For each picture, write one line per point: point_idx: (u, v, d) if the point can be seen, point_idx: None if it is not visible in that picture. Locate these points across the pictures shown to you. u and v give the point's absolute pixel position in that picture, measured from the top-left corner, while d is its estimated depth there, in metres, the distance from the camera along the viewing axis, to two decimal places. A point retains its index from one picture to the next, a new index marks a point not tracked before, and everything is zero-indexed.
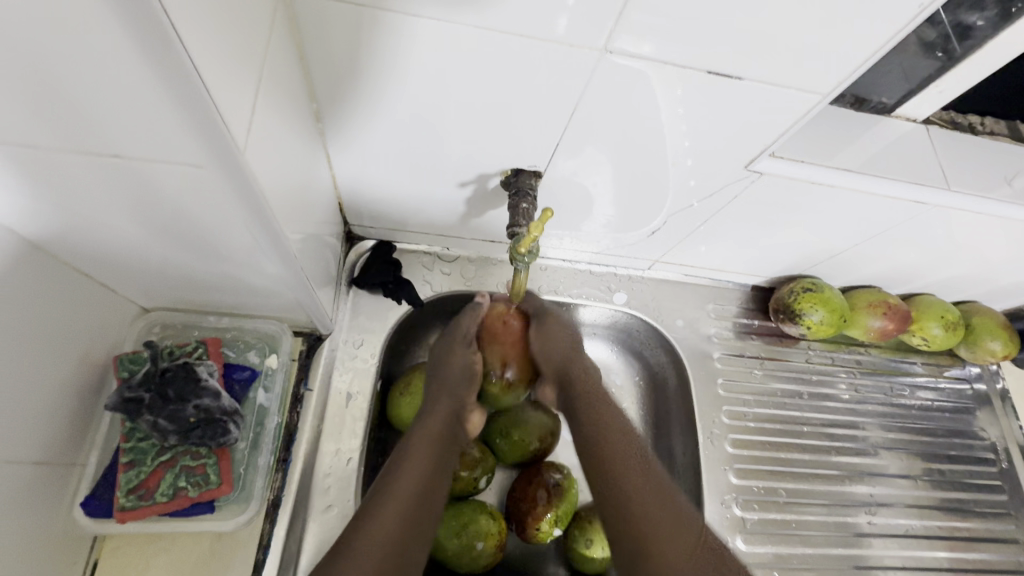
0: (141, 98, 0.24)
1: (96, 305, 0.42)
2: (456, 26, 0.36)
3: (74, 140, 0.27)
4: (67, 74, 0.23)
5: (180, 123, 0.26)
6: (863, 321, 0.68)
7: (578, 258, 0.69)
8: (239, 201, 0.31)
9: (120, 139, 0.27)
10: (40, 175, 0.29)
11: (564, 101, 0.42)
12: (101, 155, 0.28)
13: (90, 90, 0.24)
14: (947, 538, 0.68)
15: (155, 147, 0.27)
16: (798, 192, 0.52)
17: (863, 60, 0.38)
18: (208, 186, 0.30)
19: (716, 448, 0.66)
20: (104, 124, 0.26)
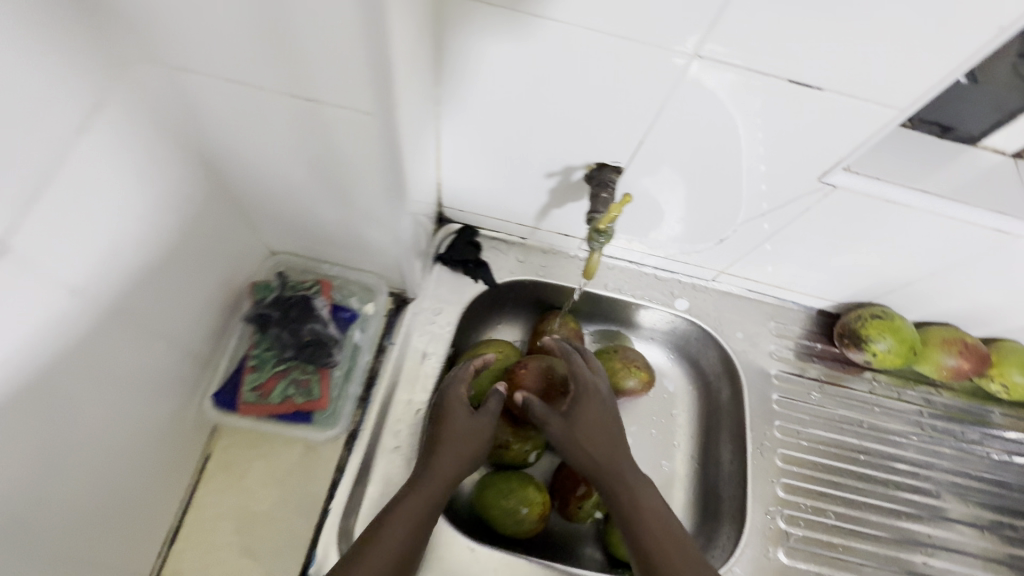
0: (340, 53, 0.32)
1: (244, 236, 0.51)
2: (570, 28, 0.43)
3: (281, 81, 0.35)
4: (292, 27, 0.31)
5: (361, 74, 0.33)
6: (935, 358, 0.67)
7: (645, 261, 0.73)
8: (383, 148, 0.38)
9: (312, 84, 0.35)
10: (248, 105, 0.38)
11: (651, 99, 0.47)
12: (294, 96, 0.36)
13: (306, 41, 0.32)
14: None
15: (335, 94, 0.35)
16: (871, 210, 0.53)
17: (950, 69, 0.40)
18: (364, 133, 0.38)
19: (766, 460, 0.66)
20: (305, 72, 0.34)
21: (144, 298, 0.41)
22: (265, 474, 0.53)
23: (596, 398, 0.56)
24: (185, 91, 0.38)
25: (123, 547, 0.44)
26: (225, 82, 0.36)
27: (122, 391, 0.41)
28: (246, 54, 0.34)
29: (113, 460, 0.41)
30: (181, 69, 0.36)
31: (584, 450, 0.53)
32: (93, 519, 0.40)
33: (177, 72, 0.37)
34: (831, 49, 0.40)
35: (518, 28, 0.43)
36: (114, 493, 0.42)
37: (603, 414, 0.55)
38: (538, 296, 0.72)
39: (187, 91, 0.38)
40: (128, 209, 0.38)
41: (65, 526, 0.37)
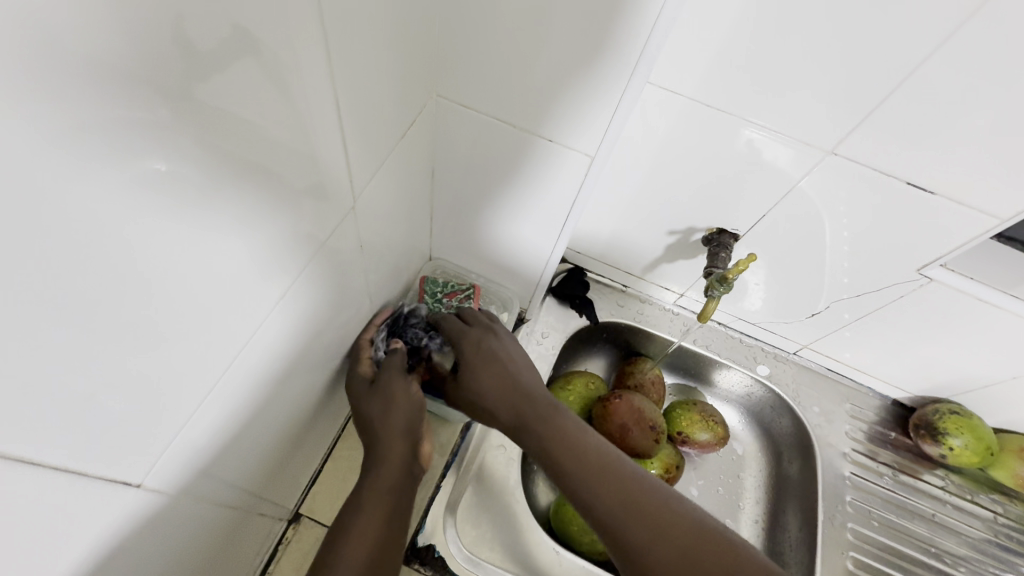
0: (593, 114, 0.44)
1: (422, 239, 0.63)
2: (726, 115, 0.52)
3: (523, 125, 0.47)
4: (554, 86, 0.43)
5: (602, 131, 0.45)
6: (1011, 465, 0.70)
7: (732, 325, 0.80)
8: (583, 178, 0.50)
9: (547, 128, 0.47)
10: (482, 139, 0.50)
11: (780, 183, 0.56)
12: (526, 136, 0.48)
13: (572, 101, 0.44)
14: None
15: (563, 138, 0.47)
16: (963, 306, 0.60)
17: None
18: (573, 167, 0.49)
19: (835, 532, 0.68)
20: (545, 120, 0.46)
21: (371, 268, 0.52)
22: None
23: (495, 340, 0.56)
24: (440, 117, 0.50)
25: (295, 468, 0.52)
26: (484, 115, 0.48)
27: (338, 334, 0.51)
28: (514, 99, 0.46)
29: (309, 397, 0.50)
30: (444, 98, 0.48)
31: (498, 398, 0.51)
32: (297, 429, 0.50)
33: (443, 102, 0.48)
34: (954, 162, 0.48)
35: (688, 112, 0.53)
36: (306, 416, 0.51)
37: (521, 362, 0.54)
38: (630, 340, 0.80)
39: (438, 115, 0.50)
40: (389, 199, 0.48)
41: (281, 431, 0.46)
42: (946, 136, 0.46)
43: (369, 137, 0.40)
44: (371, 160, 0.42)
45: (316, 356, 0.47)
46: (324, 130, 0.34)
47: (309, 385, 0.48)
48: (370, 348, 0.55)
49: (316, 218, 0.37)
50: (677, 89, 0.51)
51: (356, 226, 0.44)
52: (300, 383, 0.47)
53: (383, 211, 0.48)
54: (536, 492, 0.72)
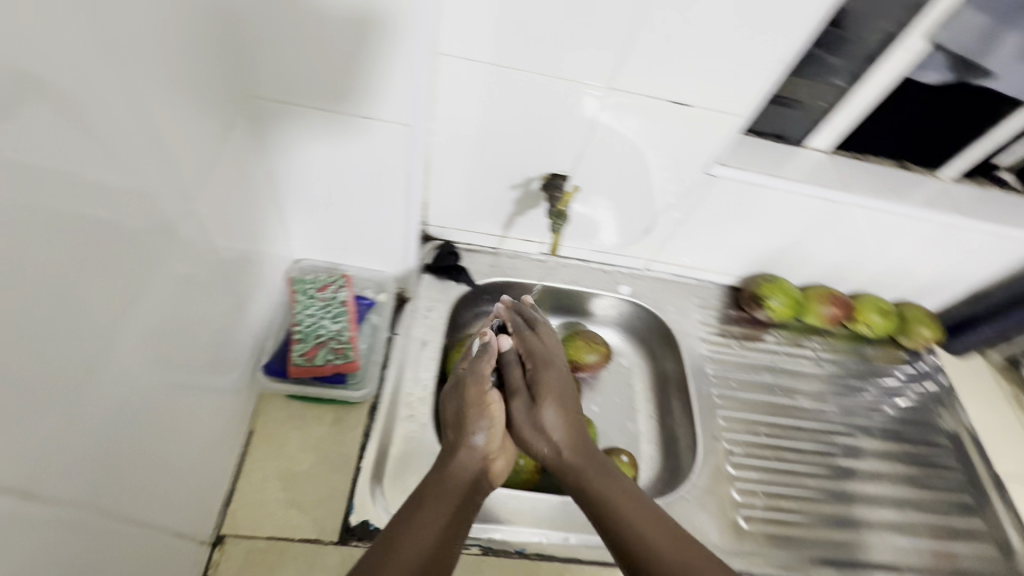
0: (398, 84, 0.49)
1: (281, 245, 0.64)
2: (520, 72, 0.60)
3: (342, 108, 0.51)
4: (356, 64, 0.48)
5: (409, 98, 0.50)
6: (816, 309, 0.88)
7: (591, 258, 0.90)
8: (411, 146, 0.55)
9: (363, 106, 0.51)
10: (308, 131, 0.54)
11: (583, 123, 0.66)
12: (347, 117, 0.52)
13: (376, 76, 0.49)
14: (921, 481, 0.81)
15: (380, 112, 0.52)
16: (745, 192, 0.75)
17: (765, 87, 0.60)
18: (399, 138, 0.54)
19: (707, 401, 0.82)
20: (359, 98, 0.50)
21: (230, 274, 0.53)
22: (302, 442, 0.62)
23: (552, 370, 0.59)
24: (262, 117, 0.52)
25: (202, 489, 0.52)
26: (302, 107, 0.51)
27: (211, 344, 0.51)
28: (324, 86, 0.50)
29: (195, 416, 0.50)
30: (261, 96, 0.51)
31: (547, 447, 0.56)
32: (194, 451, 0.50)
33: (260, 100, 0.51)
34: (697, 75, 0.60)
35: (489, 75, 0.60)
36: (199, 433, 0.51)
37: (561, 386, 0.58)
38: (510, 294, 0.88)
39: (260, 115, 0.52)
40: (230, 202, 0.50)
41: (174, 448, 0.46)
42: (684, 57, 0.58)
43: (187, 140, 0.41)
44: (196, 161, 0.43)
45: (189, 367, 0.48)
46: (131, 135, 0.35)
47: (193, 399, 0.49)
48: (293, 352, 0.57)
49: (153, 222, 0.38)
50: (473, 56, 0.58)
51: (198, 230, 0.45)
52: (180, 402, 0.47)
53: (225, 214, 0.49)
54: None
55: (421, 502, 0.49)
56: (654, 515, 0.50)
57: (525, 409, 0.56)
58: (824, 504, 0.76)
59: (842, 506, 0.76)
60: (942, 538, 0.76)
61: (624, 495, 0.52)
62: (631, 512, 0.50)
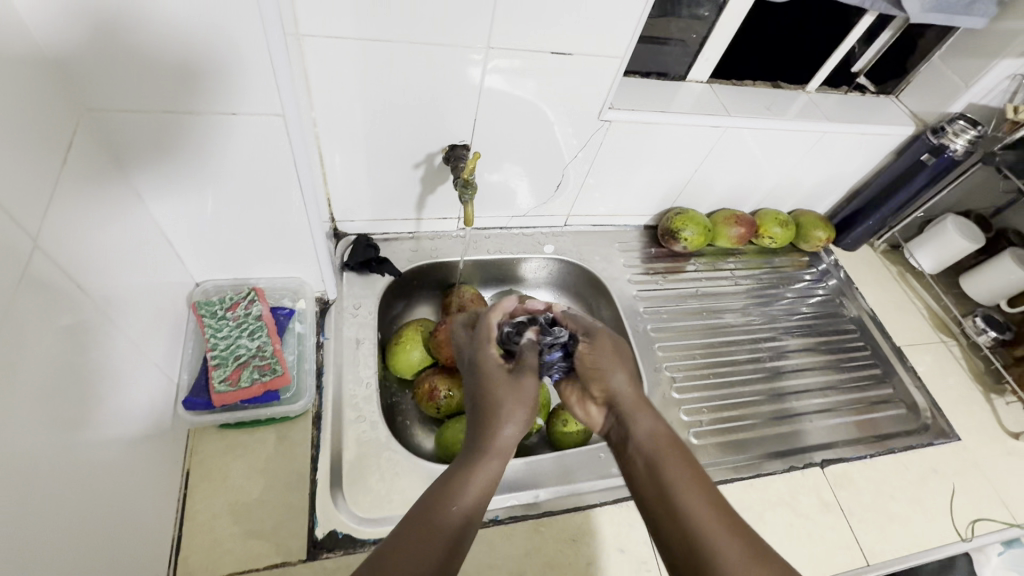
0: (256, 73, 0.45)
1: (174, 270, 0.59)
2: (394, 44, 0.57)
3: (204, 107, 0.47)
4: (208, 55, 0.44)
5: (274, 86, 0.47)
6: (725, 232, 0.94)
7: (510, 224, 0.90)
8: (291, 138, 0.52)
9: (229, 101, 0.47)
10: (172, 136, 0.49)
11: (471, 88, 0.64)
12: (215, 116, 0.48)
13: (229, 66, 0.44)
14: (838, 366, 0.90)
15: (248, 106, 0.48)
16: (640, 132, 0.77)
17: (635, 25, 0.62)
18: (277, 131, 0.51)
19: (643, 337, 0.86)
20: (221, 93, 0.46)
21: (117, 310, 0.48)
22: (246, 469, 0.58)
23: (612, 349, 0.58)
24: (108, 132, 0.47)
25: (141, 544, 0.48)
26: (153, 114, 0.47)
27: (111, 390, 0.46)
28: (173, 86, 0.45)
29: (112, 470, 0.45)
30: (101, 109, 0.45)
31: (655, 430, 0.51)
32: (119, 507, 0.46)
33: (102, 113, 0.45)
34: (570, 22, 0.60)
35: (362, 52, 0.57)
36: (122, 488, 0.46)
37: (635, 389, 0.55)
38: (437, 275, 0.86)
39: (107, 130, 0.47)
40: (94, 232, 0.44)
41: (92, 509, 0.42)
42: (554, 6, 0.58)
43: (21, 164, 0.36)
44: (39, 191, 0.38)
45: (89, 420, 0.43)
46: None
47: (103, 453, 0.44)
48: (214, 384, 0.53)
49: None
50: (340, 33, 0.55)
51: (61, 269, 0.40)
52: (85, 458, 0.42)
53: (92, 245, 0.44)
54: (416, 440, 0.76)
55: (449, 478, 0.46)
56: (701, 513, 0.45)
57: (576, 394, 0.60)
58: (761, 406, 0.83)
59: (776, 403, 0.83)
60: (863, 410, 0.85)
61: (680, 482, 0.47)
62: (690, 501, 0.45)
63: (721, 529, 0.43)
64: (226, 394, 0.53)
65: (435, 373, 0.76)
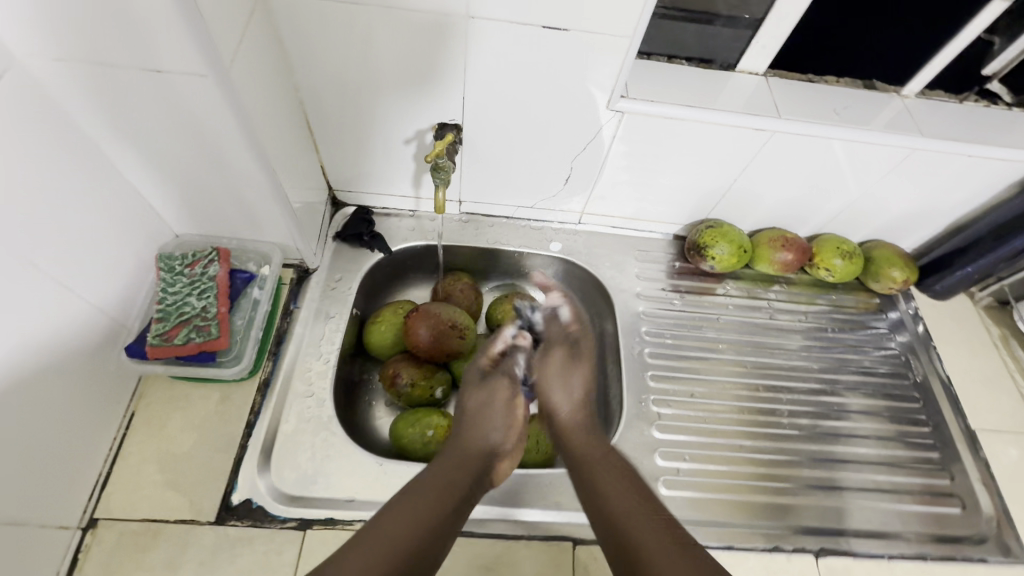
0: (172, 25, 0.40)
1: (145, 223, 0.59)
2: (370, 8, 0.53)
3: (133, 60, 0.43)
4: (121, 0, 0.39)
5: (193, 39, 0.41)
6: (768, 255, 0.80)
7: (518, 215, 0.83)
8: (227, 100, 0.47)
9: (156, 57, 0.43)
10: (109, 90, 0.46)
11: (458, 60, 0.58)
12: (148, 71, 0.44)
13: (144, 13, 0.40)
14: (883, 438, 0.74)
15: (176, 62, 0.43)
16: (661, 128, 0.66)
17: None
18: (211, 92, 0.46)
19: (636, 359, 0.76)
20: (146, 46, 0.42)
21: (46, 259, 0.47)
22: (184, 422, 0.60)
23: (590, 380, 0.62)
24: (46, 80, 0.45)
25: (56, 479, 0.50)
26: (84, 64, 0.43)
27: (36, 336, 0.47)
28: (97, 36, 0.41)
29: (34, 410, 0.47)
30: (36, 55, 0.43)
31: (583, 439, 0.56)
32: (34, 446, 0.48)
33: (36, 60, 0.43)
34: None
35: (334, 14, 0.54)
36: (39, 427, 0.48)
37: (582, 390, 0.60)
38: (433, 259, 0.82)
39: (42, 77, 0.44)
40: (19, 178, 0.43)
41: None
42: None
43: None
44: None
45: (2, 360, 0.44)
46: None
47: (16, 392, 0.45)
48: (150, 337, 0.55)
49: None
50: None
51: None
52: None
53: (15, 188, 0.43)
54: (376, 424, 0.75)
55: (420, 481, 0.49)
56: (619, 471, 0.52)
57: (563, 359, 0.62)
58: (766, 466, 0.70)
59: (785, 466, 0.70)
60: (903, 501, 0.69)
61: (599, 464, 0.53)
62: (605, 478, 0.51)
63: (628, 488, 0.50)
64: (159, 348, 0.55)
65: (402, 359, 0.73)
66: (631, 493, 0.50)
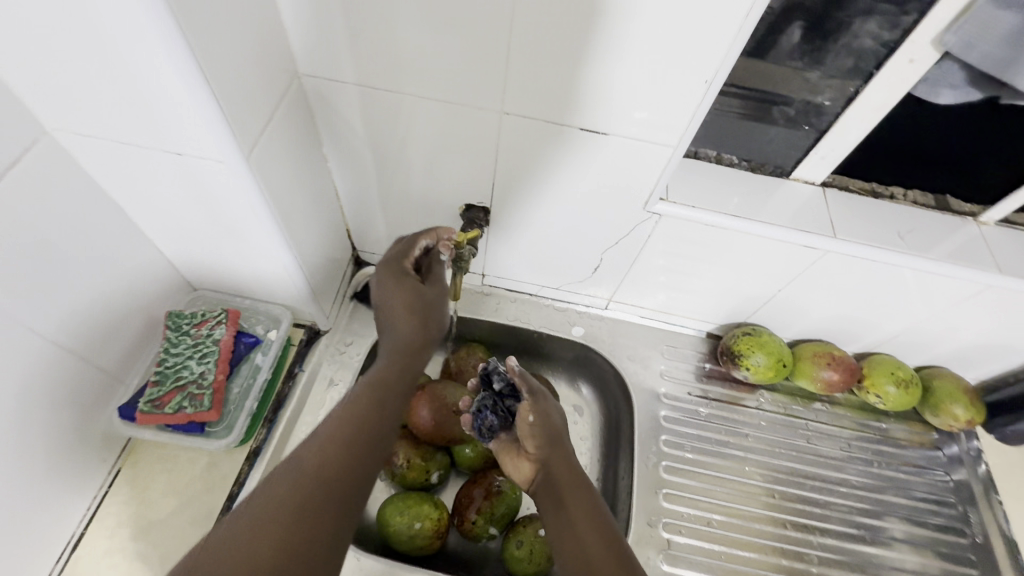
0: (193, 118, 0.40)
1: (162, 279, 0.59)
2: (402, 95, 0.52)
3: (157, 141, 0.43)
4: (145, 92, 0.39)
5: (209, 124, 0.41)
6: (809, 371, 0.72)
7: (542, 293, 0.79)
8: (243, 183, 0.46)
9: (178, 141, 0.43)
10: (135, 164, 0.46)
11: (488, 148, 0.56)
12: (171, 152, 0.44)
13: (164, 102, 0.39)
14: None
15: (197, 146, 0.43)
16: (701, 233, 0.62)
17: (693, 111, 0.47)
18: (230, 176, 0.46)
19: (651, 472, 0.69)
20: (169, 132, 0.42)
21: (47, 322, 0.47)
22: (166, 487, 0.58)
23: (564, 437, 0.55)
24: (76, 151, 0.46)
25: (24, 544, 0.49)
26: (110, 141, 0.44)
27: (23, 401, 0.46)
28: (122, 119, 0.42)
29: (11, 474, 0.47)
30: (64, 130, 0.43)
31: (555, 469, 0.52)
32: (7, 511, 0.47)
33: (65, 134, 0.44)
34: (602, 96, 0.48)
35: (366, 97, 0.53)
36: (14, 491, 0.47)
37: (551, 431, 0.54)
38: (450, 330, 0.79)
39: (70, 148, 0.45)
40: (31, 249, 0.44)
41: None
42: (581, 79, 0.47)
43: None
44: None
45: None
46: None
47: None
48: (142, 402, 0.54)
49: None
50: (341, 78, 0.51)
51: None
52: None
53: (26, 258, 0.44)
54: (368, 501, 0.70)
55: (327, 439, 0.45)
56: (593, 511, 0.49)
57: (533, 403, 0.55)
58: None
59: None
60: None
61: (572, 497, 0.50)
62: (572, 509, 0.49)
63: (594, 527, 0.47)
64: (150, 414, 0.53)
65: (402, 438, 0.69)
66: (593, 532, 0.47)
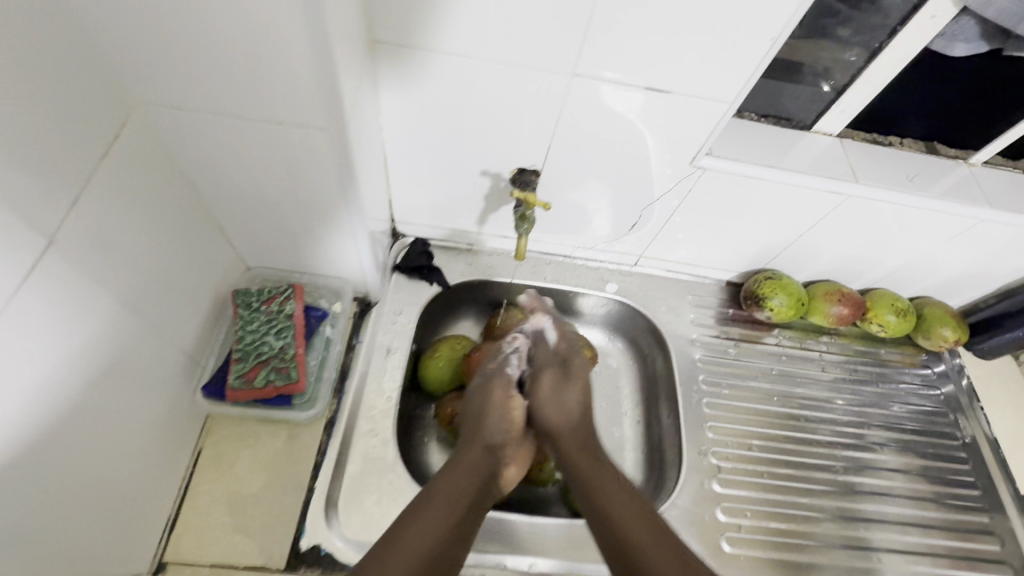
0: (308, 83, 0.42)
1: (224, 258, 0.60)
2: (475, 61, 0.53)
3: (255, 111, 0.45)
4: (261, 61, 0.41)
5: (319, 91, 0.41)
6: (822, 307, 0.80)
7: (575, 253, 0.83)
8: (336, 150, 0.48)
9: (278, 111, 0.45)
10: (220, 138, 0.47)
11: (552, 111, 0.58)
12: (269, 123, 0.46)
13: (278, 70, 0.41)
14: (917, 499, 0.74)
15: (300, 114, 0.45)
16: (738, 184, 0.66)
17: (753, 71, 0.52)
18: (325, 142, 0.47)
19: (694, 408, 0.76)
20: (273, 103, 0.44)
21: (141, 301, 0.47)
22: (252, 462, 0.59)
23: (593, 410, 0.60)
24: (158, 125, 0.46)
25: (132, 523, 0.50)
26: (203, 113, 0.45)
27: (126, 383, 0.46)
28: (225, 90, 0.43)
29: (120, 455, 0.47)
30: (151, 105, 0.44)
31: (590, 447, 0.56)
32: (120, 489, 0.47)
33: (152, 110, 0.45)
34: (670, 55, 0.51)
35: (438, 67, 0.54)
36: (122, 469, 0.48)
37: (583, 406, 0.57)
38: (490, 296, 0.82)
39: (152, 125, 0.46)
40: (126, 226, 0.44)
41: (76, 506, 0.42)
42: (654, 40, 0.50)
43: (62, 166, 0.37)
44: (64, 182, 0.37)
45: (98, 407, 0.43)
46: None
47: (107, 439, 0.45)
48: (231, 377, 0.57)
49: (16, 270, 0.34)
50: (415, 44, 0.52)
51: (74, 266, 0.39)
52: (91, 449, 0.43)
53: (122, 235, 0.43)
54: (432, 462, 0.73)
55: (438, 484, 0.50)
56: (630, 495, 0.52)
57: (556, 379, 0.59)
58: (820, 524, 0.70)
59: (838, 526, 0.70)
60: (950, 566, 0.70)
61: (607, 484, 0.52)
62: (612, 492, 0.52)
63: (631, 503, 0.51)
64: (241, 389, 0.57)
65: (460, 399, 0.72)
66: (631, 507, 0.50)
